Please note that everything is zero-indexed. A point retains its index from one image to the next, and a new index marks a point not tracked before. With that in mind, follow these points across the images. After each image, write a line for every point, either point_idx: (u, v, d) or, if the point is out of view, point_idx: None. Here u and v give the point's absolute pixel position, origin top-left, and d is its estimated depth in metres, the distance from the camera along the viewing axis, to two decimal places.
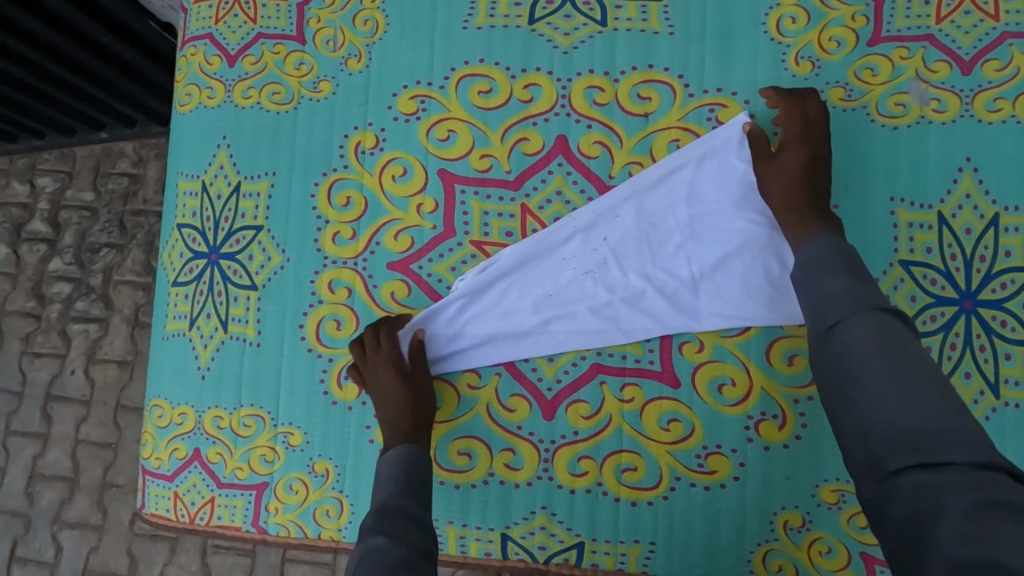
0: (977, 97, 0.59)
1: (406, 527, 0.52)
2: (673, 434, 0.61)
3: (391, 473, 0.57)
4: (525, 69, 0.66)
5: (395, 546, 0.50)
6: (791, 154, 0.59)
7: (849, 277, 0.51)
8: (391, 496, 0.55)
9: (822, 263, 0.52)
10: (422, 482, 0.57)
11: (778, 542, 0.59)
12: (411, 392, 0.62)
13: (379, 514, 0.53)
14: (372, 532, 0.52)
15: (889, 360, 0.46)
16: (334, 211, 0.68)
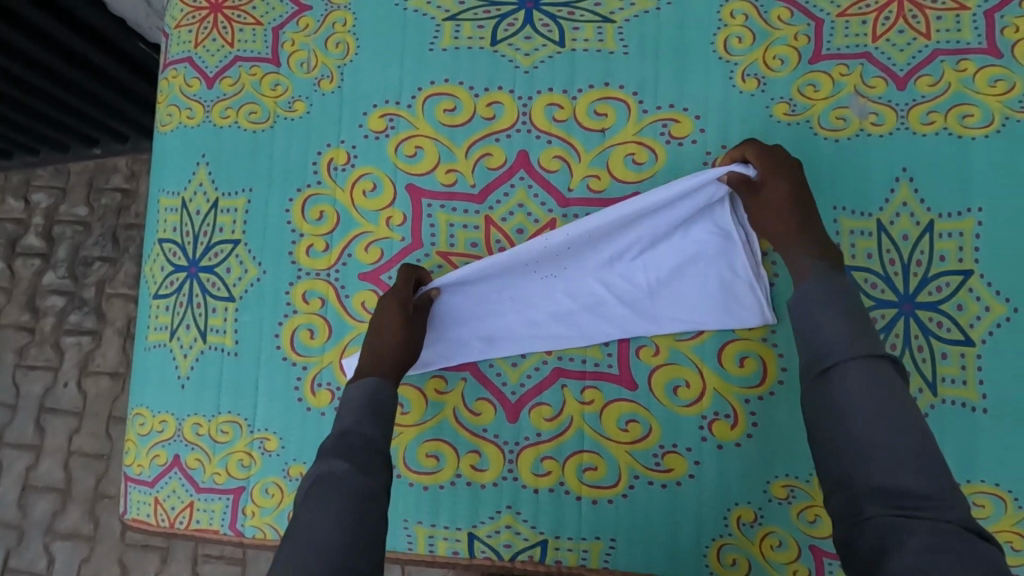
0: (912, 110, 0.62)
1: (370, 458, 0.53)
2: (632, 434, 0.64)
3: (360, 404, 0.57)
4: (488, 88, 0.69)
5: (357, 476, 0.50)
6: (772, 184, 0.59)
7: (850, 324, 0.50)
8: (357, 424, 0.55)
9: (824, 306, 0.51)
10: (386, 414, 0.58)
11: (731, 537, 0.62)
12: (409, 337, 0.63)
13: (342, 438, 0.54)
14: (334, 457, 0.52)
15: (881, 421, 0.46)
16: (308, 225, 0.71)
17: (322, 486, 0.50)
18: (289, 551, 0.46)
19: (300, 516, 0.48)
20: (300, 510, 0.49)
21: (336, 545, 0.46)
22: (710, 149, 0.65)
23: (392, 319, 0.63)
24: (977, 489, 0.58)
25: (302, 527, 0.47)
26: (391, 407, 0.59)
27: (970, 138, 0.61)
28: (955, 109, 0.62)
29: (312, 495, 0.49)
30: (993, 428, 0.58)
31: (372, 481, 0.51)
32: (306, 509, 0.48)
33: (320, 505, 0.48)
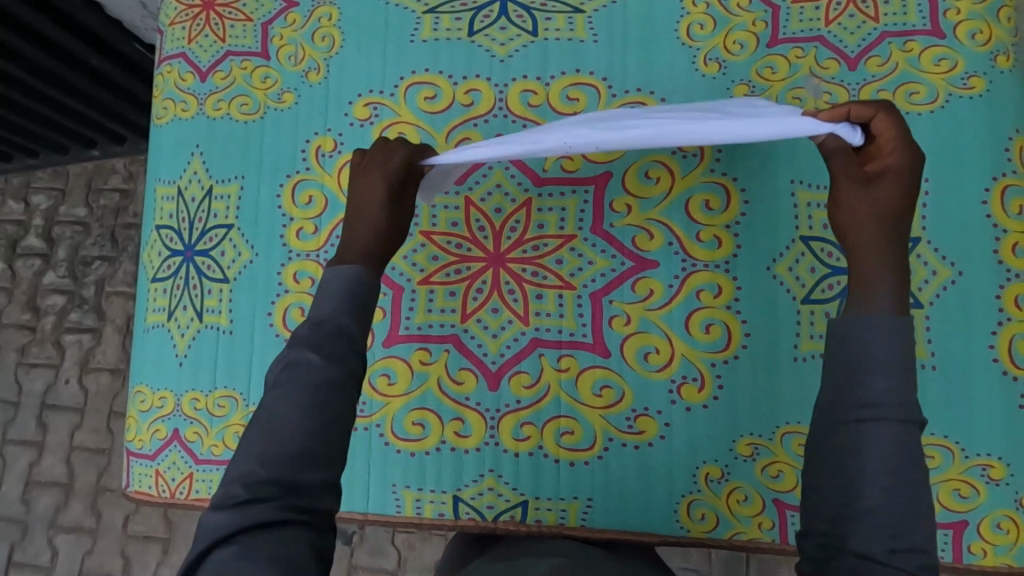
0: (863, 89, 0.66)
1: (344, 349, 0.47)
2: (605, 399, 0.68)
3: (338, 290, 0.49)
4: (466, 76, 0.73)
5: (325, 366, 0.45)
6: (885, 186, 0.47)
7: (895, 372, 0.41)
8: (334, 309, 0.48)
9: (875, 343, 0.42)
10: (371, 305, 0.50)
11: (700, 492, 0.65)
12: (393, 215, 0.56)
13: (317, 328, 0.47)
14: (304, 343, 0.47)
15: (896, 492, 0.39)
16: (298, 209, 0.75)
17: (289, 371, 0.45)
18: (254, 434, 0.43)
19: (270, 402, 0.45)
20: (269, 394, 0.45)
21: (298, 436, 0.43)
22: None
23: (374, 197, 0.55)
24: (928, 441, 0.62)
25: (267, 413, 0.44)
26: (375, 294, 0.51)
27: (917, 114, 0.65)
28: (902, 87, 0.66)
29: (281, 381, 0.45)
30: (940, 384, 0.62)
31: (342, 372, 0.46)
32: (273, 395, 0.45)
33: (286, 392, 0.44)
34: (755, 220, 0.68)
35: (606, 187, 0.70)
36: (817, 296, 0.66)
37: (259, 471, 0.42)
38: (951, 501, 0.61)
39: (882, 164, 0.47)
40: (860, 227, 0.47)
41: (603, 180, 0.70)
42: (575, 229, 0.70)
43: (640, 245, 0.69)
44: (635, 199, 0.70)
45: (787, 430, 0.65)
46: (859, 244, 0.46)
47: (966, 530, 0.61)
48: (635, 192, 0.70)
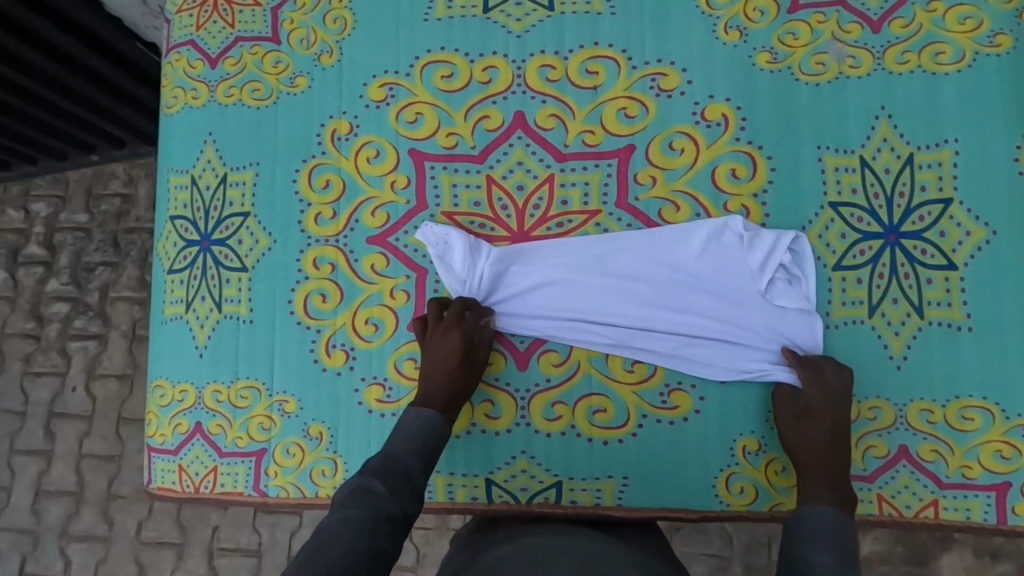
0: (888, 51, 0.66)
1: (403, 486, 0.59)
2: (638, 374, 0.67)
3: (414, 434, 0.63)
4: (483, 53, 0.72)
5: (385, 497, 0.56)
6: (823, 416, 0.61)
7: (837, 557, 0.54)
8: (403, 449, 0.62)
9: (819, 531, 0.56)
10: (432, 453, 0.63)
11: (738, 466, 0.65)
12: (462, 375, 0.66)
13: (387, 459, 0.60)
14: (372, 473, 0.59)
15: None
16: (315, 194, 0.73)
17: (355, 495, 0.56)
18: (306, 548, 0.52)
19: (331, 520, 0.54)
20: (333, 512, 0.55)
21: (346, 556, 0.51)
22: (697, 99, 0.68)
23: (450, 357, 0.65)
24: (966, 404, 0.61)
25: (325, 528, 0.53)
26: (440, 443, 0.64)
27: (943, 74, 0.65)
28: (927, 47, 0.65)
29: (347, 501, 0.56)
30: (977, 346, 0.62)
31: (396, 505, 0.56)
32: (334, 514, 0.55)
33: (345, 512, 0.54)
34: (782, 188, 0.66)
35: (630, 159, 0.69)
36: (849, 263, 0.65)
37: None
38: (992, 462, 0.61)
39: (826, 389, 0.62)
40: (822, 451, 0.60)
41: (626, 153, 0.69)
42: (599, 204, 0.69)
43: (667, 218, 0.68)
44: (660, 171, 0.68)
45: None
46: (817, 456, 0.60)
47: (1009, 491, 0.61)
48: (660, 163, 0.68)
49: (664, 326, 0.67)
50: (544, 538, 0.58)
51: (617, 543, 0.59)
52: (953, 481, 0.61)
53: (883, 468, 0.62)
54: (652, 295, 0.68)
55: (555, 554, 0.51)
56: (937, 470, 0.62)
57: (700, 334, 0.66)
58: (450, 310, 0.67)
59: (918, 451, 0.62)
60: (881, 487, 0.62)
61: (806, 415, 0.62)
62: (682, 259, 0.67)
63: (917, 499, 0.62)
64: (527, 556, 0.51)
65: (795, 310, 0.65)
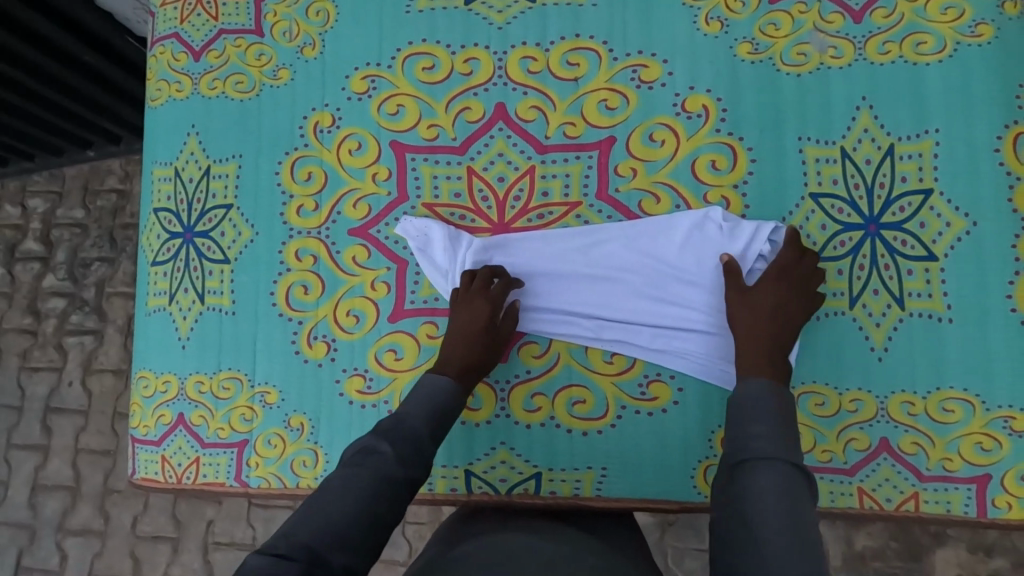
0: (869, 42, 0.65)
1: (411, 451, 0.56)
2: (617, 365, 0.67)
3: (427, 400, 0.60)
4: (464, 45, 0.72)
5: (392, 462, 0.54)
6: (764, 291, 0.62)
7: (775, 425, 0.51)
8: (415, 414, 0.59)
9: (753, 404, 0.54)
10: (445, 420, 0.60)
11: (716, 458, 0.65)
12: (488, 344, 0.65)
13: (397, 423, 0.58)
14: (382, 436, 0.56)
15: (783, 514, 0.45)
16: (298, 186, 0.73)
17: (362, 455, 0.54)
18: (306, 506, 0.50)
19: (332, 480, 0.52)
20: (337, 472, 0.53)
21: (345, 519, 0.49)
22: (678, 90, 0.68)
23: (478, 323, 0.65)
24: (947, 395, 0.61)
25: (328, 489, 0.51)
26: (451, 414, 0.61)
27: (925, 65, 0.64)
28: (909, 37, 0.65)
29: (351, 463, 0.54)
30: (959, 337, 0.61)
31: (402, 471, 0.54)
32: (339, 474, 0.53)
33: (350, 473, 0.53)
34: (763, 180, 0.66)
35: (610, 151, 0.69)
36: (829, 254, 0.64)
37: (301, 537, 0.47)
38: (973, 455, 0.61)
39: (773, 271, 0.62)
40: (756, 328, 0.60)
41: (607, 145, 0.69)
42: (580, 195, 0.69)
43: (647, 209, 0.68)
44: (641, 162, 0.68)
45: (804, 391, 0.63)
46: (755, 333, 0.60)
47: (989, 484, 0.60)
48: (640, 154, 0.68)
49: (644, 318, 0.67)
50: (518, 535, 0.58)
51: (593, 540, 0.59)
52: (933, 474, 0.61)
53: (864, 461, 0.62)
54: (634, 286, 0.68)
55: (524, 555, 0.51)
56: (918, 462, 0.61)
57: (679, 326, 0.66)
58: (479, 280, 0.67)
59: (899, 443, 0.61)
60: (862, 480, 0.62)
61: (753, 287, 0.62)
62: (663, 251, 0.67)
63: (898, 492, 0.61)
64: (498, 553, 0.52)
65: None
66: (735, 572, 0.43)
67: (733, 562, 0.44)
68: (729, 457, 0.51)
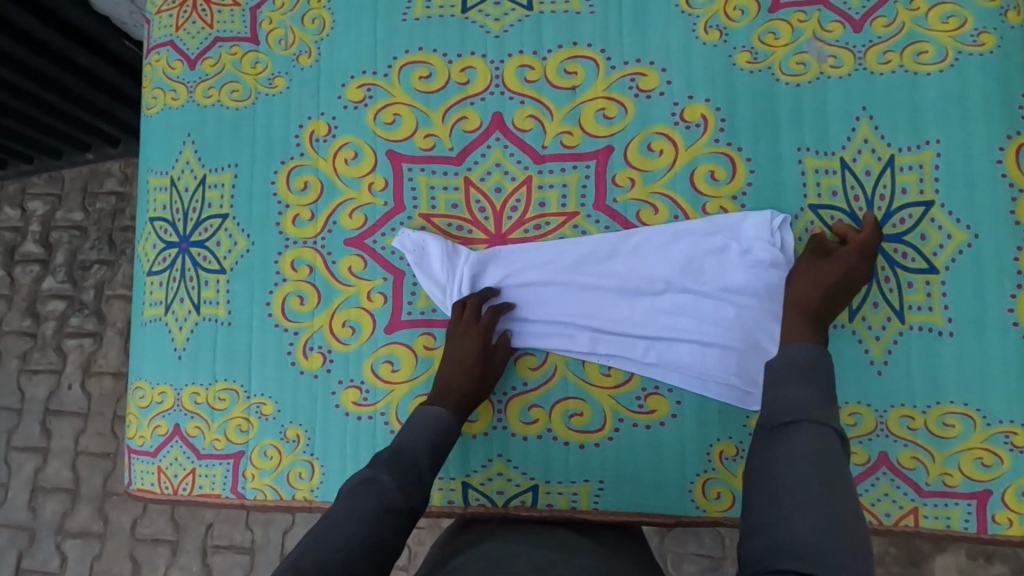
0: (869, 51, 0.65)
1: (411, 480, 0.58)
2: (615, 378, 0.66)
3: (424, 428, 0.62)
4: (461, 54, 0.71)
5: (393, 491, 0.56)
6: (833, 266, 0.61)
7: (815, 388, 0.51)
8: (414, 445, 0.60)
9: (793, 368, 0.53)
10: (443, 449, 0.62)
11: (714, 471, 0.64)
12: (484, 372, 0.65)
13: (396, 454, 0.59)
14: (381, 466, 0.58)
15: (812, 475, 0.46)
16: (293, 195, 0.73)
17: (363, 486, 0.56)
18: (312, 536, 0.52)
19: (336, 508, 0.54)
20: (340, 501, 0.55)
21: (350, 543, 0.51)
22: (676, 100, 0.67)
23: (474, 354, 0.65)
24: (947, 410, 0.60)
25: (332, 518, 0.53)
26: (450, 441, 0.63)
27: (925, 75, 0.63)
28: (909, 47, 0.64)
29: (353, 492, 0.55)
30: (959, 351, 0.61)
31: (404, 499, 0.56)
32: (342, 504, 0.54)
33: (353, 502, 0.54)
34: (761, 191, 0.65)
35: (608, 161, 0.68)
36: None
37: (307, 566, 0.49)
38: (973, 470, 0.60)
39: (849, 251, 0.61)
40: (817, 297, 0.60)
41: (604, 155, 0.68)
42: (577, 206, 0.68)
43: (645, 220, 0.67)
44: (638, 172, 0.68)
45: None
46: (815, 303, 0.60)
47: (990, 500, 0.60)
48: (637, 164, 0.68)
49: (641, 330, 0.66)
50: (512, 545, 0.58)
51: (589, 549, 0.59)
52: (933, 489, 0.61)
53: (863, 476, 0.62)
54: (631, 298, 0.67)
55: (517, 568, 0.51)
56: (917, 477, 0.61)
57: (676, 338, 0.65)
58: (472, 308, 0.67)
59: (898, 458, 0.61)
60: (861, 494, 0.61)
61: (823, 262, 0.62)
62: (661, 263, 0.66)
63: (897, 507, 0.61)
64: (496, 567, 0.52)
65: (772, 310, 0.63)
66: (766, 531, 0.45)
67: (765, 519, 0.46)
68: (767, 418, 0.51)
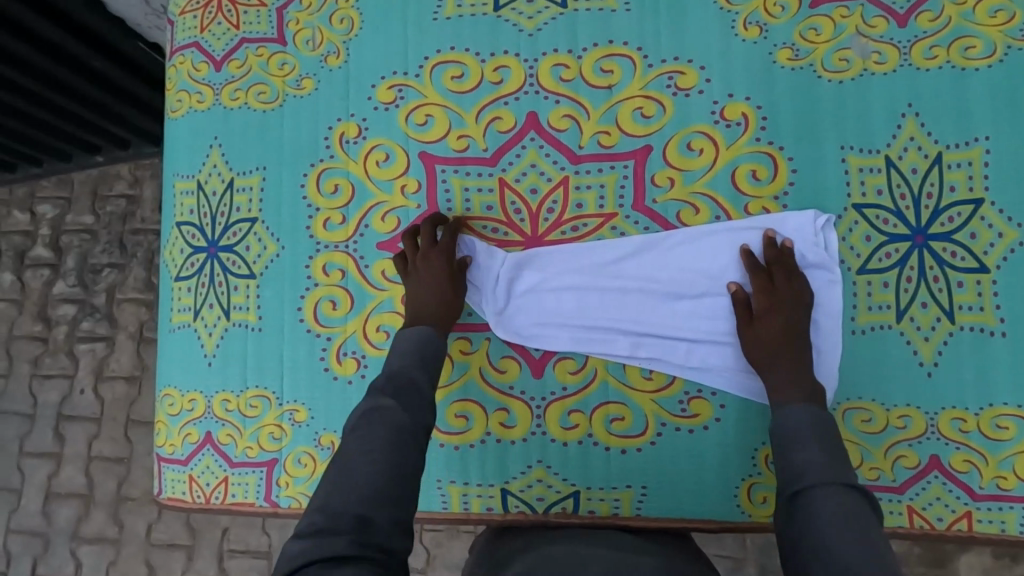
0: (914, 47, 0.63)
1: (415, 398, 0.57)
2: (656, 382, 0.65)
3: (409, 348, 0.61)
4: (494, 53, 0.70)
5: (399, 411, 0.55)
6: (768, 319, 0.61)
7: (821, 449, 0.53)
8: (407, 364, 0.59)
9: (798, 432, 0.55)
10: (435, 363, 0.61)
11: (760, 475, 0.63)
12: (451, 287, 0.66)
13: (392, 379, 0.58)
14: (380, 392, 0.56)
15: (846, 533, 0.46)
16: (324, 199, 0.72)
17: (371, 414, 0.54)
18: (334, 476, 0.51)
19: (350, 442, 0.53)
20: (349, 437, 0.54)
21: (375, 472, 0.50)
22: (716, 98, 0.66)
23: (438, 270, 0.66)
24: (1000, 412, 0.60)
25: (347, 452, 0.52)
26: (440, 356, 0.62)
27: (973, 70, 0.62)
28: (956, 42, 0.63)
29: (360, 425, 0.54)
30: (1009, 351, 0.60)
31: (411, 417, 0.55)
32: (353, 438, 0.53)
33: (367, 432, 0.53)
34: (804, 190, 0.64)
35: (646, 161, 0.67)
36: (875, 266, 0.62)
37: (337, 505, 0.48)
38: None
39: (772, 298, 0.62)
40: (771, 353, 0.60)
41: (643, 154, 0.67)
42: (616, 207, 0.67)
43: (685, 221, 0.66)
44: (678, 172, 0.66)
45: (850, 407, 0.62)
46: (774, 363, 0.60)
47: None
48: (677, 164, 0.66)
49: (683, 333, 0.65)
50: (558, 547, 0.57)
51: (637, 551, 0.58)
52: (986, 492, 0.60)
53: (914, 479, 0.60)
54: (672, 301, 0.66)
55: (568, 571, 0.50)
56: (970, 480, 0.60)
57: (718, 342, 0.64)
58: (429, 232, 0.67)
59: (950, 461, 0.60)
60: (912, 498, 0.60)
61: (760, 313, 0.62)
62: (704, 265, 0.65)
63: (949, 511, 0.60)
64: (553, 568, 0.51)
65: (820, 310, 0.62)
66: None
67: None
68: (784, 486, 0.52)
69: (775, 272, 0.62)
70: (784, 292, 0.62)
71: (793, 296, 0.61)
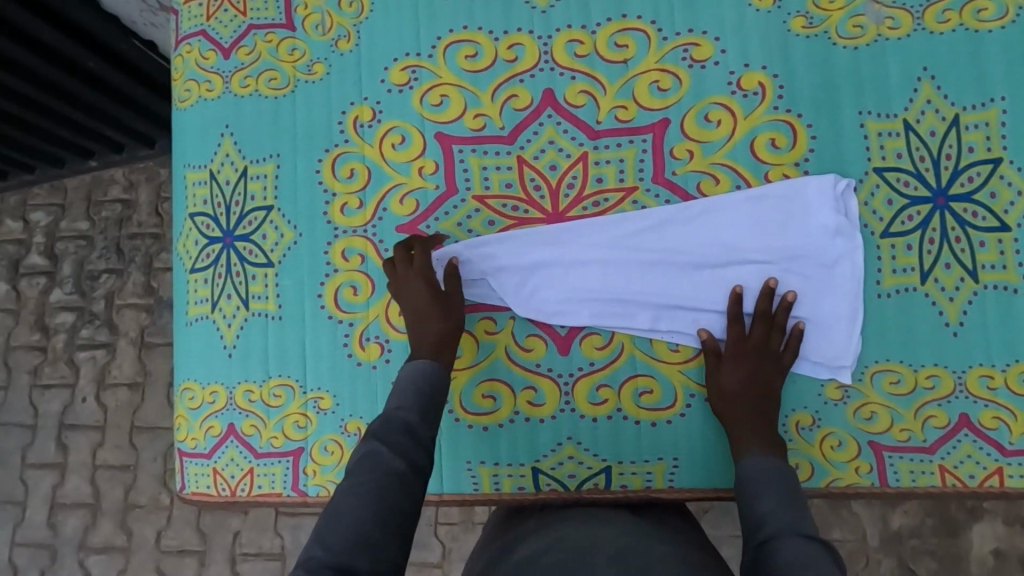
0: (928, 11, 0.64)
1: (406, 439, 0.56)
2: (683, 353, 0.65)
3: (411, 386, 0.60)
4: (507, 31, 0.70)
5: (393, 458, 0.54)
6: (734, 368, 0.62)
7: (781, 498, 0.53)
8: (408, 408, 0.58)
9: (761, 478, 0.55)
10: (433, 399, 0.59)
11: (792, 443, 0.62)
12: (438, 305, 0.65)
13: (387, 423, 0.56)
14: (373, 437, 0.56)
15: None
16: (340, 183, 0.71)
17: (366, 461, 0.54)
18: (319, 524, 0.50)
19: (338, 492, 0.52)
20: (343, 482, 0.53)
21: (358, 524, 0.49)
22: (732, 68, 0.66)
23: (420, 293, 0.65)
24: None
25: (337, 501, 0.51)
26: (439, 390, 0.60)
27: (987, 32, 0.63)
28: (969, 4, 0.63)
29: (353, 471, 0.53)
30: None
31: (406, 463, 0.54)
32: (345, 487, 0.52)
33: (356, 480, 0.52)
34: (823, 158, 0.64)
35: (665, 134, 0.67)
36: (897, 229, 0.63)
37: (317, 554, 0.48)
38: None
39: (741, 347, 0.62)
40: (734, 403, 0.61)
41: (660, 128, 0.67)
42: (635, 180, 0.67)
43: (706, 191, 0.66)
44: (696, 144, 0.66)
45: (877, 369, 0.62)
46: (739, 412, 0.60)
47: None
48: (696, 136, 0.66)
49: (707, 304, 0.65)
50: (587, 525, 0.57)
51: (663, 534, 0.58)
52: (1016, 448, 0.60)
53: (943, 439, 0.61)
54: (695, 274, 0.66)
55: (595, 550, 0.50)
56: (1000, 437, 0.61)
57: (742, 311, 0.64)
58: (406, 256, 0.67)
59: (979, 419, 0.61)
60: (943, 458, 0.61)
61: (729, 358, 0.62)
62: (730, 236, 0.65)
63: (981, 468, 0.61)
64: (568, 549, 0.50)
65: (845, 273, 0.63)
66: None
67: None
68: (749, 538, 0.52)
69: (755, 326, 0.62)
70: (756, 341, 0.62)
71: (763, 348, 0.62)
